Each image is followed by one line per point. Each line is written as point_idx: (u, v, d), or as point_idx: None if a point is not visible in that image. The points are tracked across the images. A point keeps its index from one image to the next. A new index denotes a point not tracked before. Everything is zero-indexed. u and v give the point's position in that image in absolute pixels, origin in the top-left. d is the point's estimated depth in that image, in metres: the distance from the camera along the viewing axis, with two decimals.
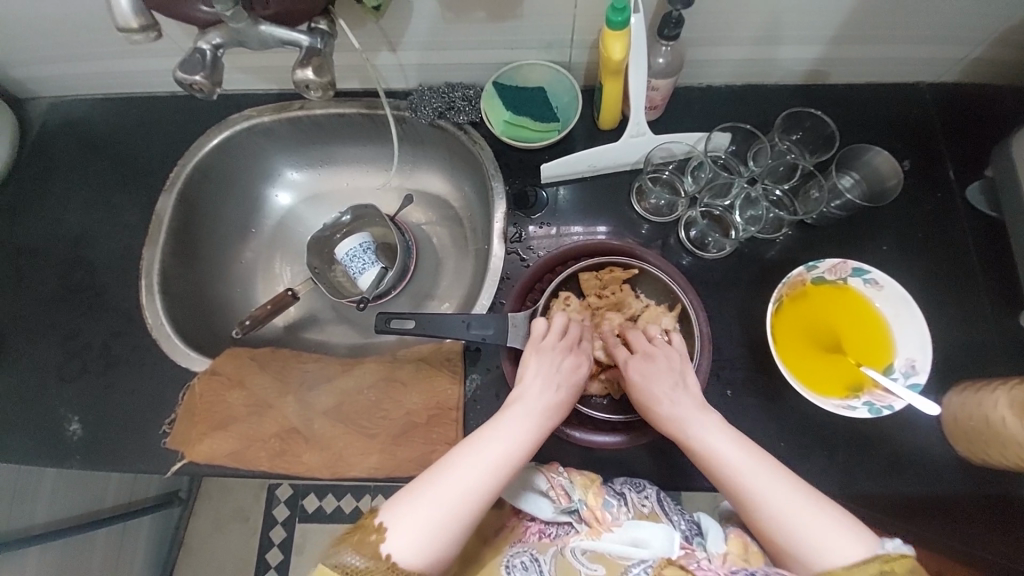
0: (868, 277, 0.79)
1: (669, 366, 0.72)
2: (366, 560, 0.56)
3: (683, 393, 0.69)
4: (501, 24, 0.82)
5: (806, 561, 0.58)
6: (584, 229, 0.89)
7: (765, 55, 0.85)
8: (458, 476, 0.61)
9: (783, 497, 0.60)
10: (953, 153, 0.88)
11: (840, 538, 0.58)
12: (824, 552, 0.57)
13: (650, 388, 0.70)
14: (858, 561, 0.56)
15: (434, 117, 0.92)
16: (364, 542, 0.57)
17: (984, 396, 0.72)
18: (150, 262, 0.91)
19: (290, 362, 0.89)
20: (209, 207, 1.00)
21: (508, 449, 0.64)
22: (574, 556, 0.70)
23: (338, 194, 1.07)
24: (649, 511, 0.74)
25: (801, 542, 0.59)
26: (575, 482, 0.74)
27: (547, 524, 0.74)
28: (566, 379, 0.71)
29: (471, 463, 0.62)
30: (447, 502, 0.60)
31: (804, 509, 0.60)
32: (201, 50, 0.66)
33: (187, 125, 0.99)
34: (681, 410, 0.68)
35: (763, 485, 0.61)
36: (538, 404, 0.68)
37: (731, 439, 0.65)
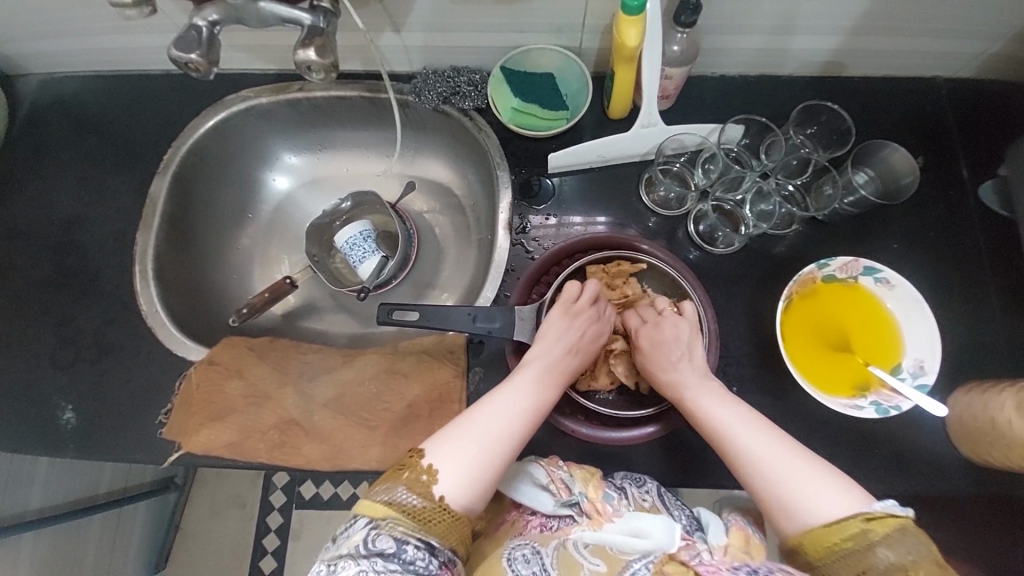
0: (879, 277, 0.78)
1: (680, 329, 0.74)
2: (419, 498, 0.59)
3: (688, 363, 0.72)
4: (510, 6, 0.79)
5: (794, 517, 0.60)
6: (585, 220, 0.87)
7: (782, 45, 0.83)
8: (487, 426, 0.65)
9: (771, 453, 0.63)
10: (968, 151, 0.86)
11: (828, 495, 0.60)
12: (806, 506, 0.60)
13: (656, 357, 0.73)
14: (839, 518, 0.58)
15: (439, 102, 0.90)
16: (416, 482, 0.60)
17: (990, 398, 0.72)
18: (144, 248, 0.88)
19: (289, 352, 0.87)
20: (205, 191, 0.97)
21: (530, 404, 0.68)
22: (576, 549, 0.68)
23: (338, 179, 1.05)
24: (650, 505, 0.73)
25: (790, 498, 0.60)
26: (575, 476, 0.74)
27: (548, 518, 0.73)
28: (585, 341, 0.75)
29: (496, 415, 0.66)
30: (479, 449, 0.63)
31: (793, 467, 0.62)
32: (197, 27, 0.63)
33: (182, 106, 0.95)
34: (684, 376, 0.71)
35: (756, 444, 0.64)
36: (556, 361, 0.72)
37: (728, 403, 0.68)
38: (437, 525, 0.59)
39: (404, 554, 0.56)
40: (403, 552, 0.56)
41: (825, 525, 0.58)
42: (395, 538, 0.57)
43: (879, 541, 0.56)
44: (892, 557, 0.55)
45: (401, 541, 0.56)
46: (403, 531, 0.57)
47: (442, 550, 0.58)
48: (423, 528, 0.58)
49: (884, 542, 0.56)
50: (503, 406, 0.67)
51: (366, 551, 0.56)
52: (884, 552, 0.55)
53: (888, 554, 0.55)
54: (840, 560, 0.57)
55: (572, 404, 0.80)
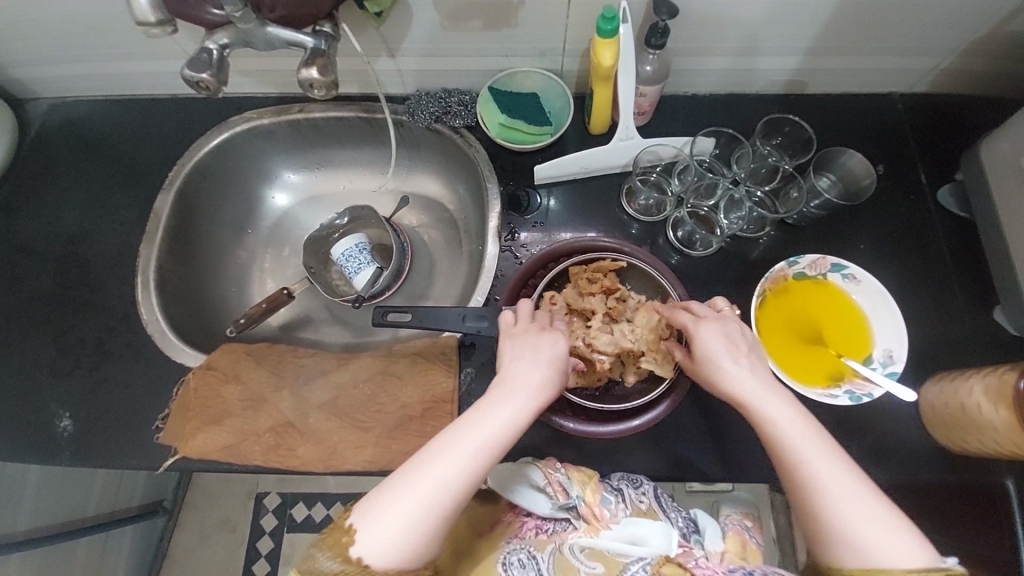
0: (846, 273, 0.83)
1: (732, 337, 0.68)
2: (339, 563, 0.58)
3: (757, 358, 0.67)
4: (496, 32, 0.86)
5: (858, 554, 0.57)
6: (574, 232, 0.92)
7: (747, 65, 0.90)
8: (429, 478, 0.59)
9: (851, 493, 0.59)
10: (925, 159, 0.93)
11: (895, 537, 0.57)
12: (881, 550, 0.57)
13: (722, 364, 0.66)
14: (918, 566, 0.56)
15: (431, 121, 0.96)
16: (337, 544, 0.59)
17: (959, 384, 0.75)
18: (146, 259, 0.91)
19: (286, 357, 0.90)
20: (207, 207, 1.01)
21: (487, 444, 0.61)
22: (572, 553, 0.70)
23: (335, 195, 1.10)
24: (647, 507, 0.76)
25: (863, 541, 0.57)
26: (572, 478, 0.74)
27: (544, 520, 0.74)
28: (545, 362, 0.67)
29: (441, 458, 0.60)
30: (420, 501, 0.59)
31: (865, 505, 0.58)
32: (208, 50, 0.69)
33: (187, 127, 1.01)
34: (746, 386, 0.65)
35: (826, 472, 0.59)
36: (515, 393, 0.65)
37: (805, 427, 0.62)
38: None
39: None
40: None
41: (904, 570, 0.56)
42: None
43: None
44: None
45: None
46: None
47: None
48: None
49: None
50: (450, 451, 0.60)
51: None
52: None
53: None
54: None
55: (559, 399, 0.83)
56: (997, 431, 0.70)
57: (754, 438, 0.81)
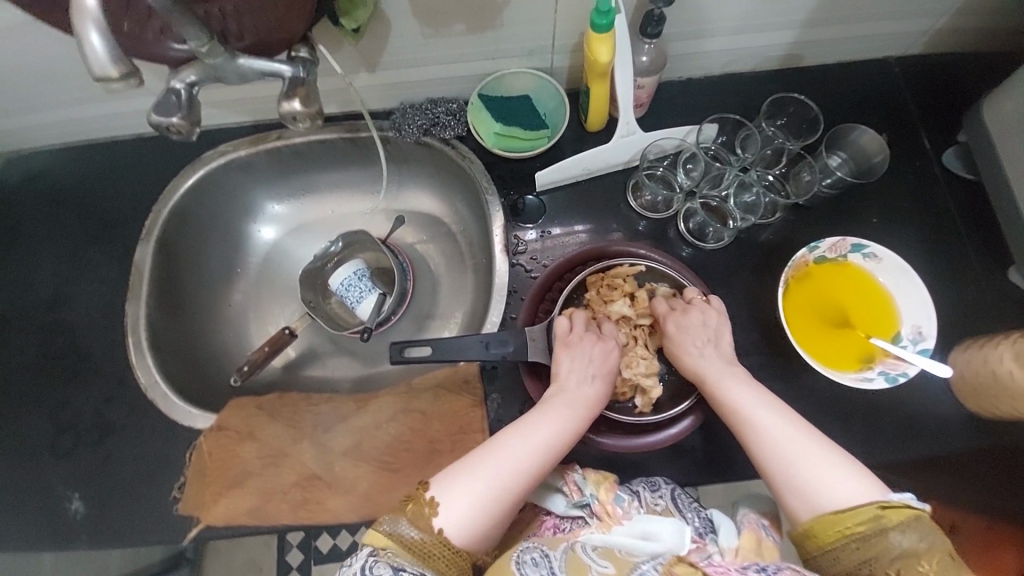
0: (867, 252, 0.81)
1: (704, 323, 0.75)
2: (420, 532, 0.59)
3: (715, 347, 0.74)
4: (481, 35, 0.81)
5: (806, 500, 0.60)
6: (562, 229, 0.89)
7: (742, 44, 0.87)
8: (501, 463, 0.64)
9: (792, 442, 0.63)
10: (926, 123, 0.92)
11: (844, 482, 0.59)
12: (823, 493, 0.59)
13: (683, 349, 0.74)
14: (852, 505, 0.58)
15: (420, 135, 0.90)
16: (418, 514, 0.60)
17: (988, 352, 0.76)
18: (135, 318, 0.86)
19: (300, 406, 0.86)
20: (191, 251, 0.95)
21: (553, 437, 0.67)
22: (584, 551, 0.65)
23: (325, 221, 1.03)
24: (663, 508, 0.72)
25: (805, 485, 0.60)
26: (587, 478, 0.72)
27: (561, 518, 0.72)
28: (599, 368, 0.74)
29: (511, 446, 0.65)
30: (492, 484, 0.62)
31: (807, 452, 0.62)
32: (175, 91, 0.61)
33: (159, 168, 0.94)
34: (705, 365, 0.72)
35: (777, 431, 0.64)
36: (575, 397, 0.71)
37: (754, 393, 0.68)
38: (436, 560, 0.58)
39: None
40: None
41: (836, 511, 0.58)
42: (391, 566, 0.56)
43: (891, 527, 0.56)
44: (904, 543, 0.55)
45: (397, 570, 0.55)
46: (400, 561, 0.56)
47: None
48: (421, 562, 0.58)
49: (899, 527, 0.55)
50: (523, 440, 0.66)
51: None
52: (898, 536, 0.55)
53: (901, 540, 0.55)
54: (852, 547, 0.56)
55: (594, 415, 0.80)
56: None
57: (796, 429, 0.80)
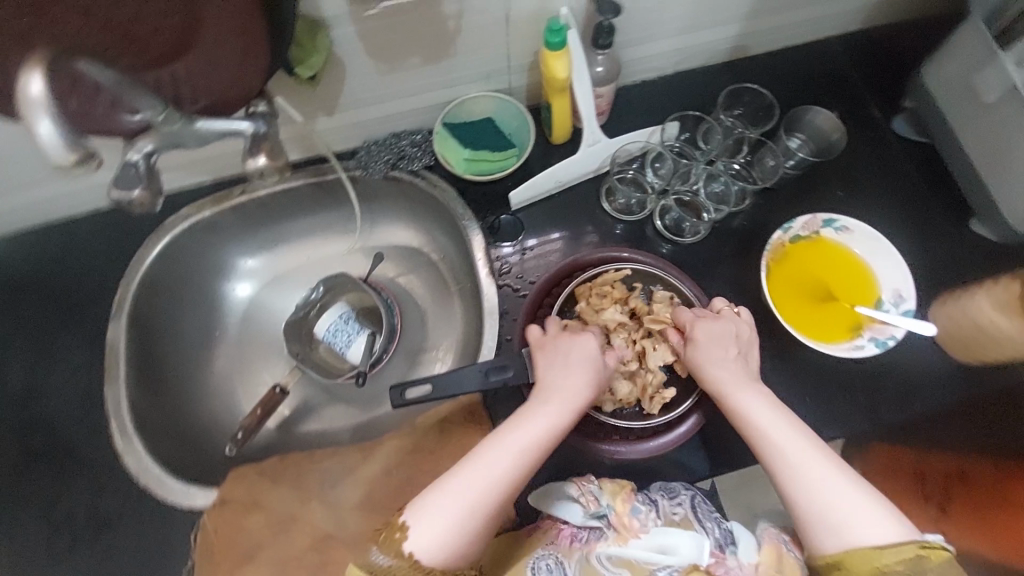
0: (838, 226, 0.84)
1: (733, 333, 0.71)
2: (391, 559, 0.57)
3: (740, 357, 0.70)
4: (437, 65, 0.81)
5: (834, 535, 0.57)
6: (539, 240, 0.90)
7: (691, 42, 0.89)
8: (477, 475, 0.61)
9: (818, 469, 0.60)
10: (872, 95, 0.96)
11: (876, 516, 0.57)
12: (853, 528, 0.56)
13: (707, 361, 0.70)
14: (890, 543, 0.55)
15: (387, 169, 0.90)
16: (391, 541, 0.58)
17: (967, 302, 0.80)
18: (115, 402, 0.82)
19: (304, 465, 0.83)
20: (166, 322, 0.91)
21: (529, 441, 0.64)
22: (600, 562, 0.69)
23: (300, 269, 0.99)
24: (680, 518, 0.71)
25: (836, 520, 0.57)
26: (604, 488, 0.72)
27: (578, 529, 0.71)
28: (577, 366, 0.71)
29: (484, 457, 0.63)
30: (466, 498, 0.60)
31: (836, 481, 0.59)
32: (132, 162, 0.59)
33: (122, 241, 0.90)
34: (722, 377, 0.68)
35: (801, 450, 0.61)
36: (554, 398, 0.68)
37: (774, 410, 0.64)
38: None
39: None
40: None
41: (876, 548, 0.55)
42: None
43: (931, 570, 0.54)
44: None
45: None
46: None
47: None
48: None
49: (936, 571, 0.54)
50: (500, 450, 0.63)
51: None
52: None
53: None
54: None
55: (603, 425, 0.79)
56: (1006, 341, 0.74)
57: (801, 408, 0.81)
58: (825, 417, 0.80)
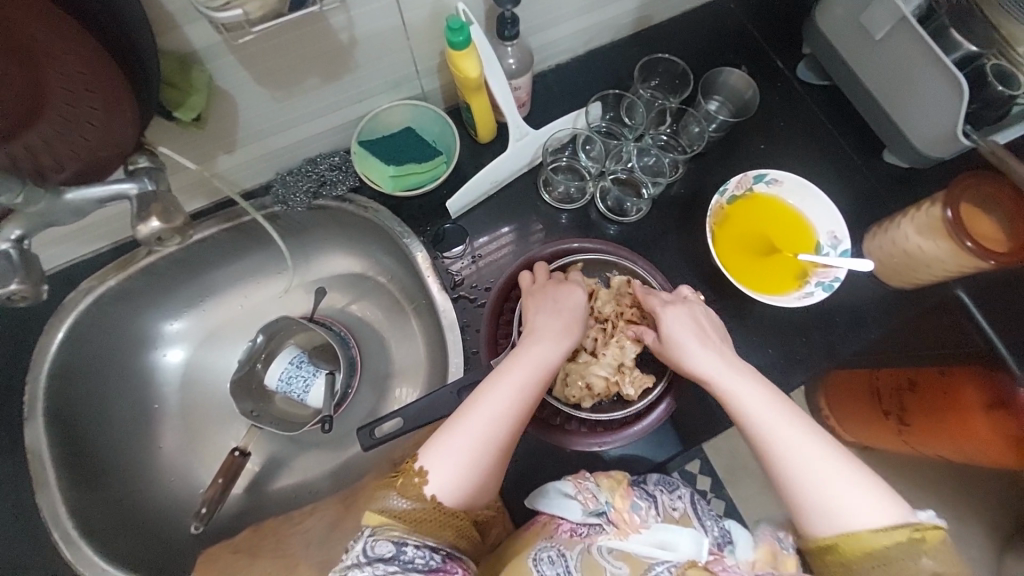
0: (768, 179, 0.86)
1: (700, 315, 0.71)
2: (412, 502, 0.57)
3: (716, 340, 0.69)
4: (338, 82, 0.75)
5: (827, 517, 0.56)
6: (491, 236, 0.87)
7: (596, 19, 0.88)
8: (482, 418, 0.61)
9: (810, 453, 0.59)
10: (775, 47, 0.98)
11: (869, 498, 0.56)
12: (847, 509, 0.56)
13: (684, 346, 0.68)
14: (882, 525, 0.55)
15: (310, 200, 0.84)
16: (409, 486, 0.58)
17: (894, 232, 0.83)
18: (52, 509, 0.74)
19: (283, 529, 0.78)
20: (93, 407, 0.82)
21: (530, 378, 0.64)
22: (600, 554, 0.66)
23: (236, 321, 0.92)
24: (679, 514, 0.71)
25: (828, 503, 0.56)
26: (601, 484, 0.71)
27: (578, 523, 0.69)
28: (566, 304, 0.72)
29: (487, 401, 0.62)
30: (474, 441, 0.60)
31: (829, 463, 0.58)
32: (2, 252, 0.52)
33: (18, 332, 0.80)
34: (708, 367, 0.66)
35: (789, 435, 0.60)
36: (549, 338, 0.68)
37: (764, 394, 0.63)
38: (431, 526, 0.57)
39: (404, 555, 0.53)
40: (403, 554, 0.53)
41: (869, 531, 0.54)
42: (393, 541, 0.54)
43: (926, 552, 0.53)
44: (935, 568, 0.52)
45: (400, 544, 0.54)
46: (400, 534, 0.55)
47: (440, 548, 0.56)
48: (416, 530, 0.56)
49: (929, 552, 0.53)
50: (501, 391, 0.63)
51: (367, 557, 0.53)
52: (928, 562, 0.53)
53: (931, 563, 0.53)
54: (877, 565, 0.54)
55: (584, 423, 0.79)
56: (937, 262, 0.79)
57: (766, 361, 0.83)
58: (791, 364, 0.83)
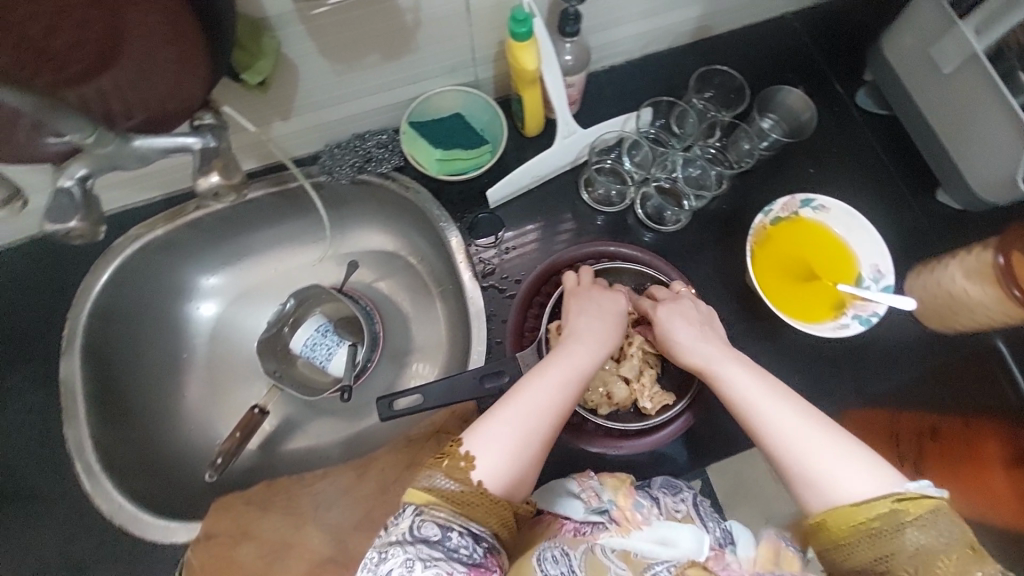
0: (815, 205, 0.85)
1: (694, 308, 0.73)
2: (459, 484, 0.56)
3: (709, 331, 0.71)
4: (397, 62, 0.76)
5: (818, 493, 0.56)
6: (514, 233, 0.87)
7: (657, 25, 0.87)
8: (527, 406, 0.62)
9: (798, 428, 0.59)
10: (837, 71, 0.96)
11: (858, 471, 0.55)
12: (835, 483, 0.55)
13: (675, 334, 0.70)
14: (867, 497, 0.53)
15: (354, 174, 0.85)
16: (455, 469, 0.57)
17: (940, 273, 0.81)
18: (78, 441, 0.77)
19: (293, 489, 0.80)
20: (126, 349, 0.86)
21: (573, 376, 0.65)
22: (603, 553, 0.63)
23: (269, 284, 0.94)
24: (684, 515, 0.69)
25: (817, 476, 0.56)
26: (605, 483, 0.72)
27: (581, 522, 0.68)
28: (609, 310, 0.73)
29: (531, 392, 0.63)
30: (520, 428, 0.60)
31: (818, 438, 0.58)
32: (66, 189, 0.53)
33: (65, 269, 0.84)
34: (701, 353, 0.68)
35: (772, 413, 0.60)
36: (589, 339, 0.69)
37: (754, 375, 0.64)
38: (478, 510, 0.55)
39: (448, 542, 0.52)
40: (448, 540, 0.52)
41: (853, 504, 0.53)
42: (439, 525, 0.53)
43: (911, 523, 0.51)
44: (922, 539, 0.50)
45: (446, 529, 0.53)
46: (446, 517, 0.53)
47: (484, 537, 0.54)
48: (463, 513, 0.54)
49: (915, 523, 0.51)
50: (545, 385, 0.64)
51: (412, 537, 0.52)
52: (913, 533, 0.51)
53: (919, 536, 0.51)
54: (868, 541, 0.52)
55: (601, 427, 0.79)
56: (985, 307, 0.76)
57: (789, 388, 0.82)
58: (814, 394, 0.82)
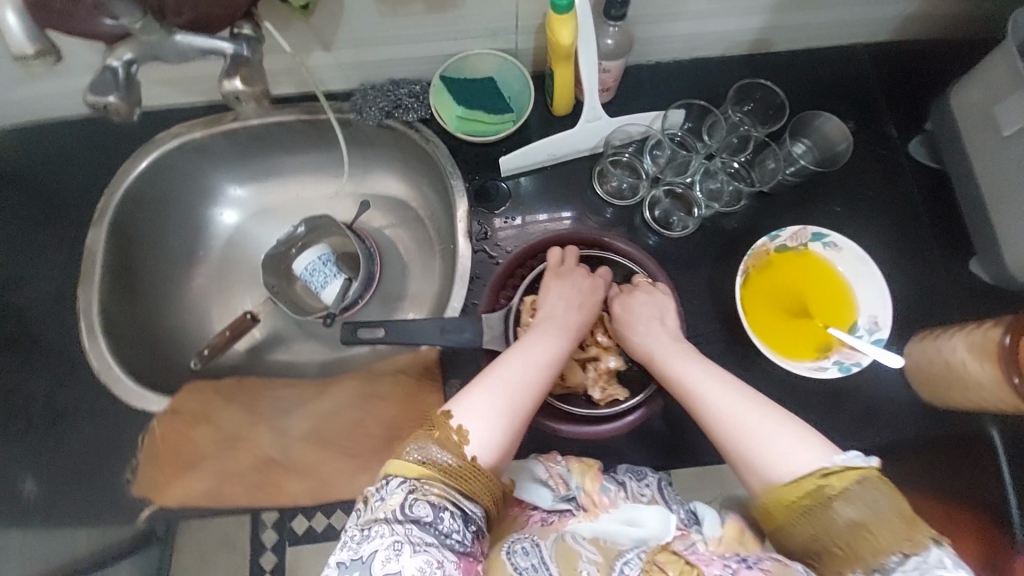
0: (828, 241, 0.81)
1: (651, 299, 0.75)
2: (454, 458, 0.57)
3: (660, 326, 0.73)
4: (440, 15, 0.79)
5: (759, 473, 0.59)
6: (550, 216, 0.87)
7: (708, 29, 0.85)
8: (513, 381, 0.64)
9: (741, 410, 0.62)
10: (893, 112, 0.91)
11: (795, 449, 0.58)
12: (773, 463, 0.58)
13: (631, 325, 0.74)
14: (798, 475, 0.57)
15: (382, 117, 0.87)
16: (447, 441, 0.58)
17: (943, 343, 0.76)
18: (87, 304, 0.85)
19: (258, 390, 0.89)
20: (146, 232, 0.93)
21: (551, 355, 0.68)
22: (574, 540, 0.63)
23: (286, 206, 1.00)
24: (650, 499, 0.69)
25: (755, 456, 0.59)
26: (572, 468, 0.71)
27: (548, 512, 0.68)
28: (586, 298, 0.76)
29: (516, 369, 0.66)
30: (507, 402, 0.63)
31: (762, 420, 0.61)
32: (111, 67, 0.59)
33: (109, 149, 0.92)
34: (649, 344, 0.72)
35: (717, 400, 0.63)
36: (562, 321, 0.73)
37: (702, 366, 0.68)
38: (471, 483, 0.56)
39: (439, 524, 0.53)
40: (439, 521, 0.53)
41: (786, 482, 0.57)
42: (430, 505, 0.53)
43: (836, 497, 0.54)
44: (852, 513, 0.53)
45: (437, 509, 0.53)
46: (439, 496, 0.54)
47: (473, 521, 0.55)
48: (455, 485, 0.55)
49: (842, 496, 0.54)
50: (525, 360, 0.67)
51: (401, 516, 0.53)
52: (843, 509, 0.54)
53: (846, 510, 0.54)
54: (803, 520, 0.55)
55: (547, 404, 0.78)
56: (976, 386, 0.72)
57: None
58: None
